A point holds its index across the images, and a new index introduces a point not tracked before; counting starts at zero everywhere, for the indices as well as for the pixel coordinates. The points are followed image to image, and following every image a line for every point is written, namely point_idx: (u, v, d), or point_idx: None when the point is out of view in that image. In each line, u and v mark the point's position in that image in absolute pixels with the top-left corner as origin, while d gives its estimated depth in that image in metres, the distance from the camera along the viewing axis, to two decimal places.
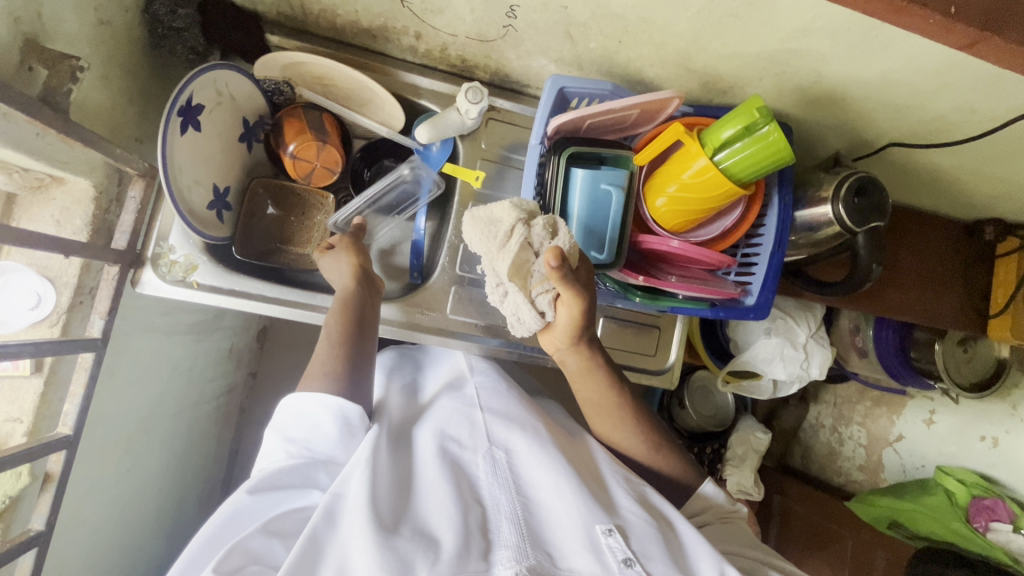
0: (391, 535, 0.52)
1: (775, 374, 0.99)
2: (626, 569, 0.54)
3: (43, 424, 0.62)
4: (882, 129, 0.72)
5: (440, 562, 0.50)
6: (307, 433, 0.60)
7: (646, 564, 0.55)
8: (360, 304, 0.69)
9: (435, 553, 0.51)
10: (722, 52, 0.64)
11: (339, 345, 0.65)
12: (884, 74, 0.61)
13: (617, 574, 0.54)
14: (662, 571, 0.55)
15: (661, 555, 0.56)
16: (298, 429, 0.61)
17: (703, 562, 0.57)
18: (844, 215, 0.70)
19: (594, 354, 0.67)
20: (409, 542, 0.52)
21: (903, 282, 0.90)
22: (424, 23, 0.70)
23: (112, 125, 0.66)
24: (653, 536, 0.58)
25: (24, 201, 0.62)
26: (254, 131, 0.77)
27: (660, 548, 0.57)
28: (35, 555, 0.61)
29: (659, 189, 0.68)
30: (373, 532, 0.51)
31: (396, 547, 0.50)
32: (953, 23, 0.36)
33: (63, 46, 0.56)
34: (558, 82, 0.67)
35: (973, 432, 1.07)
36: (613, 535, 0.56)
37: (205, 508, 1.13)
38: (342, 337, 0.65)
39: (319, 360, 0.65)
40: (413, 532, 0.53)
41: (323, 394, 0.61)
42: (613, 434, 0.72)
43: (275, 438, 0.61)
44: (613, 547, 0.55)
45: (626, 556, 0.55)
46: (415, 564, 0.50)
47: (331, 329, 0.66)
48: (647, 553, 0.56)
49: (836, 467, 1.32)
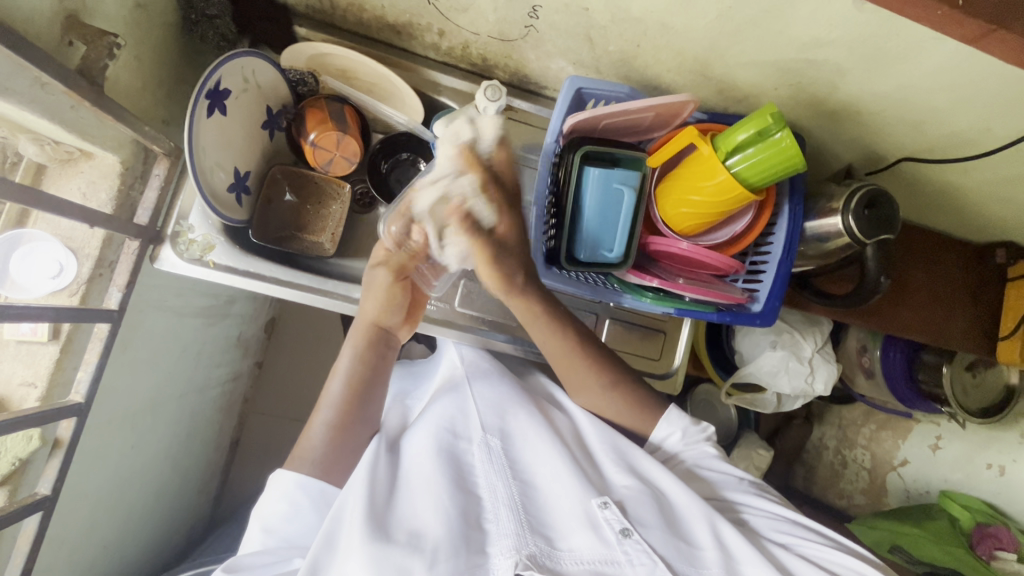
0: (385, 541, 0.53)
1: (780, 387, 0.98)
2: (624, 540, 0.56)
3: (56, 390, 0.63)
4: (894, 144, 0.73)
5: (438, 562, 0.52)
6: (286, 522, 0.60)
7: (644, 531, 0.58)
8: (371, 373, 0.70)
9: (431, 554, 0.52)
10: (738, 60, 0.65)
11: (340, 429, 0.66)
12: (899, 88, 0.62)
13: (617, 546, 0.56)
14: (660, 537, 0.57)
15: (655, 521, 0.59)
16: (275, 519, 0.60)
17: (696, 521, 0.60)
18: (854, 226, 0.70)
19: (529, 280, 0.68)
20: (403, 547, 0.53)
21: (913, 299, 0.89)
22: (448, 20, 0.72)
23: (142, 105, 0.68)
24: (647, 504, 0.61)
25: (53, 173, 0.64)
26: (277, 119, 0.79)
27: (655, 515, 0.59)
28: (40, 519, 0.62)
29: (671, 192, 0.69)
30: (367, 541, 0.52)
31: (390, 555, 0.52)
32: (961, 16, 0.36)
33: (102, 24, 0.59)
34: (575, 82, 0.68)
35: (980, 459, 1.06)
36: (609, 507, 0.59)
37: (203, 493, 1.13)
38: (342, 423, 0.66)
39: (309, 443, 0.66)
40: (408, 535, 0.54)
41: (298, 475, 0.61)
42: (599, 405, 0.73)
43: (257, 531, 0.60)
44: (609, 520, 0.58)
45: (624, 527, 0.57)
46: (411, 568, 0.51)
47: (333, 410, 0.67)
48: (643, 520, 0.59)
49: (838, 489, 1.29)
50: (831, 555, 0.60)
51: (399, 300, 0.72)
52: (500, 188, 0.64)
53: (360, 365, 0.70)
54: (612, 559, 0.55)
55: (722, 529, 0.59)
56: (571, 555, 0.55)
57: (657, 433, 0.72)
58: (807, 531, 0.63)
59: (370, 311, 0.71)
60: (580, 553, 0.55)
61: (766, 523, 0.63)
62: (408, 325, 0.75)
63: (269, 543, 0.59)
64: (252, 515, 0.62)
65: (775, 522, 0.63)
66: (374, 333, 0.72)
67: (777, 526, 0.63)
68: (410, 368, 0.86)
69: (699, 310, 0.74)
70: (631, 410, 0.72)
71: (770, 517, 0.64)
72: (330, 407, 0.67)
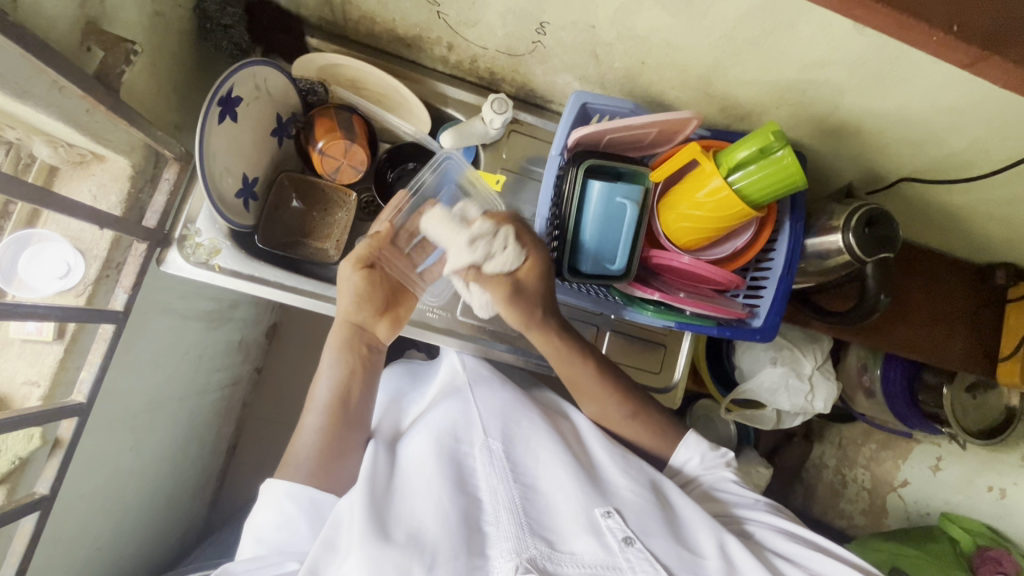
0: (385, 541, 0.53)
1: (780, 404, 0.98)
2: (627, 548, 0.56)
3: (58, 390, 0.63)
4: (893, 164, 0.74)
5: (436, 565, 0.51)
6: (276, 530, 0.60)
7: (647, 540, 0.57)
8: (351, 381, 0.69)
9: (431, 556, 0.52)
10: (741, 79, 0.66)
11: (324, 439, 0.66)
12: (899, 109, 0.63)
13: (619, 553, 0.56)
14: (663, 546, 0.57)
15: (659, 530, 0.58)
16: (269, 531, 0.60)
17: (702, 532, 0.59)
18: (854, 243, 0.71)
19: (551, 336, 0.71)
20: (403, 548, 0.52)
21: (912, 318, 0.89)
22: (457, 34, 0.74)
23: (155, 109, 0.69)
24: (651, 513, 0.60)
25: (65, 175, 0.65)
26: (286, 127, 0.80)
27: (660, 526, 0.59)
28: (37, 519, 0.62)
29: (674, 207, 0.70)
30: (367, 539, 0.52)
31: (388, 555, 0.51)
32: (955, 41, 0.37)
33: (119, 30, 0.60)
34: (581, 97, 0.69)
35: (980, 481, 1.06)
36: (612, 516, 0.59)
37: (197, 499, 1.13)
38: (331, 431, 0.66)
39: (296, 449, 0.66)
40: (407, 536, 0.54)
41: (289, 483, 0.61)
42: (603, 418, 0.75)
43: (249, 542, 0.61)
44: (612, 528, 0.58)
45: (626, 535, 0.57)
46: (409, 568, 0.51)
47: (320, 417, 0.67)
48: (647, 529, 0.58)
49: (837, 510, 1.27)
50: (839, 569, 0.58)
51: (366, 293, 0.70)
52: (524, 232, 0.69)
53: (342, 368, 0.69)
54: (613, 565, 0.55)
55: (729, 542, 0.58)
56: (571, 558, 0.54)
57: (676, 455, 0.73)
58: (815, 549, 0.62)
59: (344, 309, 0.70)
60: (581, 558, 0.55)
61: (774, 537, 0.63)
62: (386, 321, 0.72)
63: (261, 552, 0.60)
64: (246, 526, 0.63)
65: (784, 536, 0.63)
66: (350, 333, 0.70)
67: (784, 538, 0.63)
68: (412, 368, 0.86)
69: (699, 324, 0.74)
70: (634, 424, 0.74)
71: (776, 531, 0.64)
72: (318, 414, 0.67)
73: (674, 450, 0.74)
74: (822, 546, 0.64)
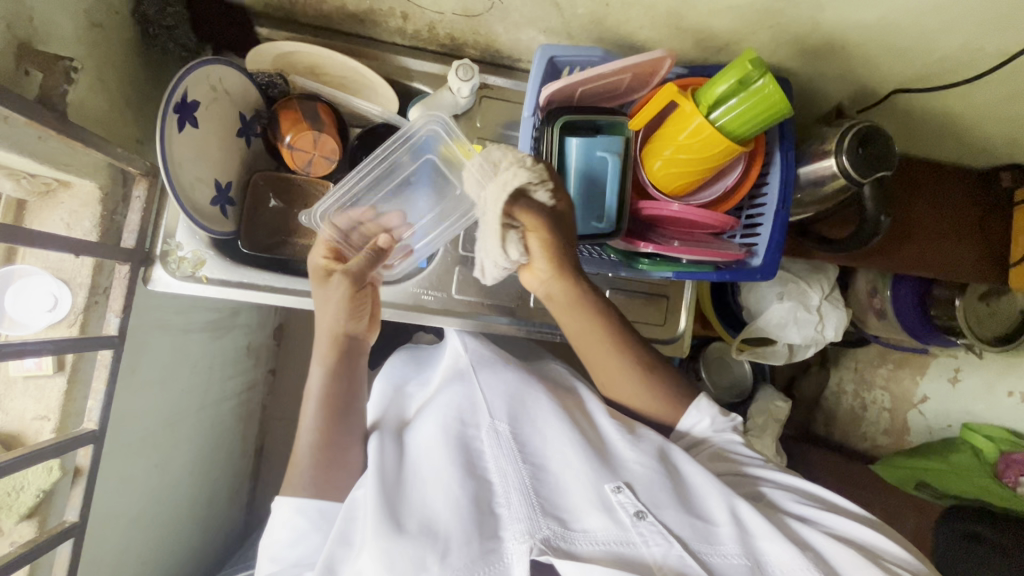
0: (397, 533, 0.54)
1: (789, 338, 0.97)
2: (639, 521, 0.56)
3: (69, 420, 0.64)
4: (883, 77, 0.71)
5: (449, 550, 0.52)
6: (290, 548, 0.61)
7: (658, 513, 0.57)
8: (344, 392, 0.69)
9: (444, 543, 0.53)
10: (711, 8, 0.63)
11: (318, 465, 0.65)
12: (882, 17, 0.60)
13: (632, 527, 0.56)
14: (674, 518, 0.57)
15: (671, 502, 0.58)
16: (286, 550, 0.61)
17: (713, 500, 0.59)
18: (849, 165, 0.68)
19: (580, 284, 0.67)
20: (416, 539, 0.53)
21: (919, 235, 0.87)
22: (410, 2, 0.70)
23: (111, 127, 0.67)
24: (661, 485, 0.60)
25: (34, 207, 0.64)
26: (251, 125, 0.77)
27: (670, 497, 0.59)
28: (72, 544, 0.64)
29: (657, 153, 0.67)
30: (380, 534, 0.53)
31: (403, 548, 0.52)
32: None
33: (56, 47, 0.57)
34: (546, 52, 0.66)
35: (1001, 387, 1.04)
36: (622, 491, 0.58)
37: (232, 503, 1.15)
38: (322, 443, 0.66)
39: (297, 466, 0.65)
40: (419, 526, 0.55)
41: (296, 499, 0.62)
42: (636, 399, 0.72)
43: (265, 560, 0.62)
44: (623, 503, 0.58)
45: (638, 509, 0.57)
46: (423, 560, 0.52)
47: (310, 431, 0.66)
48: (657, 502, 0.58)
49: (860, 433, 1.27)
50: (849, 527, 0.60)
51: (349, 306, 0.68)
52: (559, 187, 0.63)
53: (331, 383, 0.68)
54: (627, 540, 0.55)
55: (741, 507, 0.58)
56: (585, 536, 0.55)
57: (684, 419, 0.71)
58: (827, 507, 0.63)
59: (331, 322, 0.68)
60: (593, 535, 0.55)
61: (788, 500, 0.63)
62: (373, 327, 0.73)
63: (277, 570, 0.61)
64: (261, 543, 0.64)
65: (794, 496, 0.64)
66: (338, 343, 0.69)
67: (795, 500, 0.63)
68: (415, 356, 0.87)
69: (697, 271, 0.73)
70: (656, 392, 0.71)
71: (786, 492, 0.64)
72: (310, 430, 0.66)
73: (682, 412, 0.71)
74: (827, 500, 0.65)
